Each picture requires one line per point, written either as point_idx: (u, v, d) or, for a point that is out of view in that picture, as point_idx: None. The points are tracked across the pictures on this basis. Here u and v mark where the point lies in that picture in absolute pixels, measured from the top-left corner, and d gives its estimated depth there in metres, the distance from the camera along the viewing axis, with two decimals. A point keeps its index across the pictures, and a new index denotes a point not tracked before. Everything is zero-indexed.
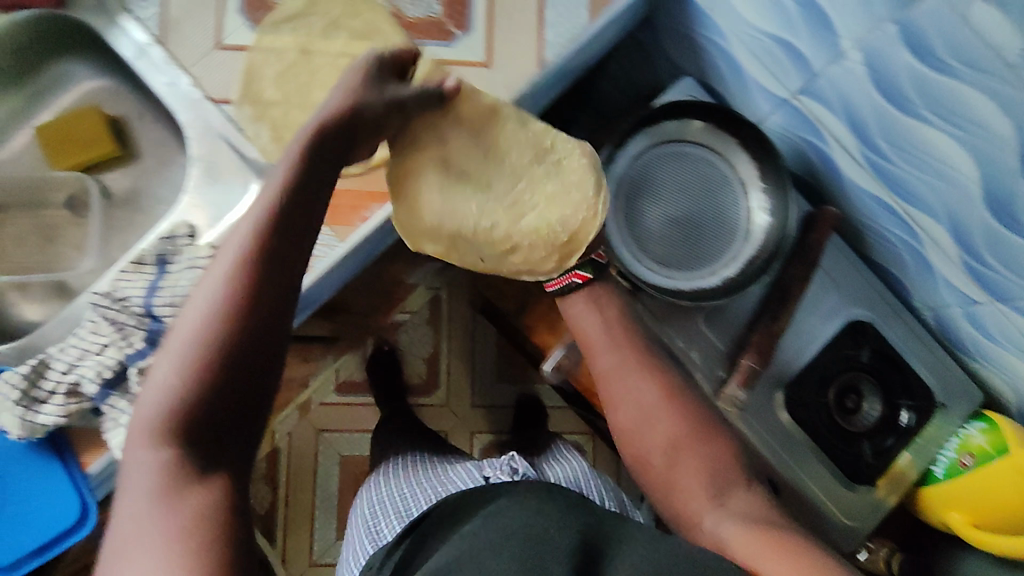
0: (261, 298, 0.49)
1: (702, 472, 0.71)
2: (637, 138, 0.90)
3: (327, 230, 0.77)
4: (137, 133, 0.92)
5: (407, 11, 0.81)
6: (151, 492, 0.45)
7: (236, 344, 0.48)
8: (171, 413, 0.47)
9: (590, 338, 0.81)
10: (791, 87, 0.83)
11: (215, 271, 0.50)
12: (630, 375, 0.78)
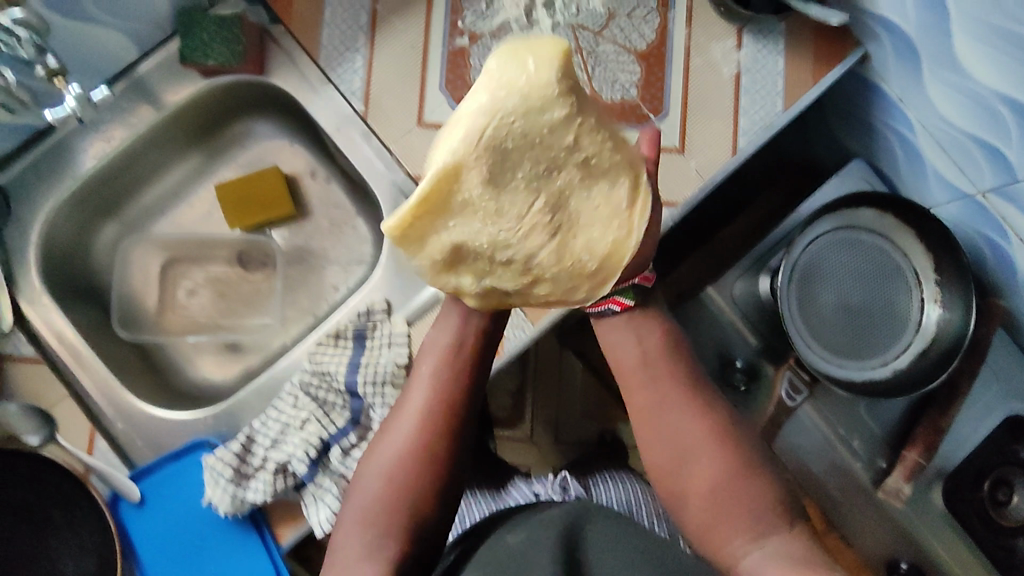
0: (443, 444, 0.65)
1: (722, 499, 0.61)
2: (825, 218, 0.89)
3: (519, 311, 0.78)
4: (310, 191, 0.93)
5: (604, 93, 0.82)
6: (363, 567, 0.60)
7: (422, 478, 0.64)
8: (382, 525, 0.62)
9: (634, 374, 0.67)
10: (981, 186, 0.81)
11: (407, 416, 0.65)
12: (670, 406, 0.65)
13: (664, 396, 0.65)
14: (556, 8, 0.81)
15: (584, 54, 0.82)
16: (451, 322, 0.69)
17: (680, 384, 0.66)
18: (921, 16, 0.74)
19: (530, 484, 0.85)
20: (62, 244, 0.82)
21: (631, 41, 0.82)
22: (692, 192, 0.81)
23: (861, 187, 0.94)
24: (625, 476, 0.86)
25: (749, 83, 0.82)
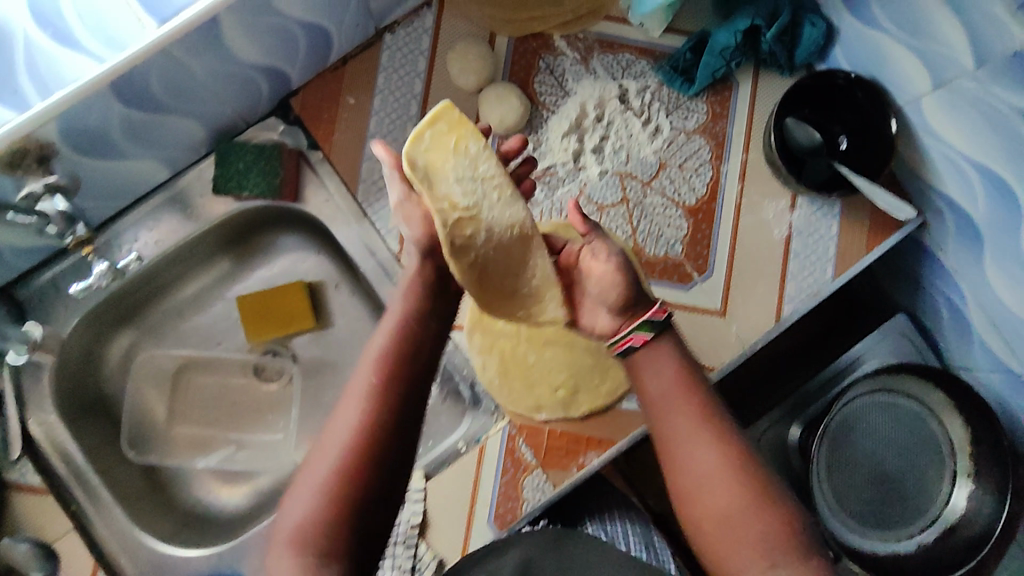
0: (398, 396, 0.51)
1: (723, 525, 0.49)
2: (859, 383, 0.87)
3: (540, 472, 0.75)
4: (332, 302, 0.89)
5: (648, 247, 0.78)
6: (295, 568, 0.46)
7: (371, 443, 0.49)
8: (319, 513, 0.47)
9: (654, 392, 0.54)
10: None
11: (357, 383, 0.52)
12: (689, 409, 0.53)
13: (701, 412, 0.52)
14: (605, 155, 0.78)
15: (631, 205, 0.78)
16: (409, 280, 0.58)
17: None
18: (991, 208, 0.70)
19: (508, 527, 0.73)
20: (75, 359, 0.80)
21: (681, 195, 0.79)
22: (730, 358, 0.77)
23: (910, 358, 0.89)
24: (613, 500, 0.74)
25: (800, 247, 0.78)
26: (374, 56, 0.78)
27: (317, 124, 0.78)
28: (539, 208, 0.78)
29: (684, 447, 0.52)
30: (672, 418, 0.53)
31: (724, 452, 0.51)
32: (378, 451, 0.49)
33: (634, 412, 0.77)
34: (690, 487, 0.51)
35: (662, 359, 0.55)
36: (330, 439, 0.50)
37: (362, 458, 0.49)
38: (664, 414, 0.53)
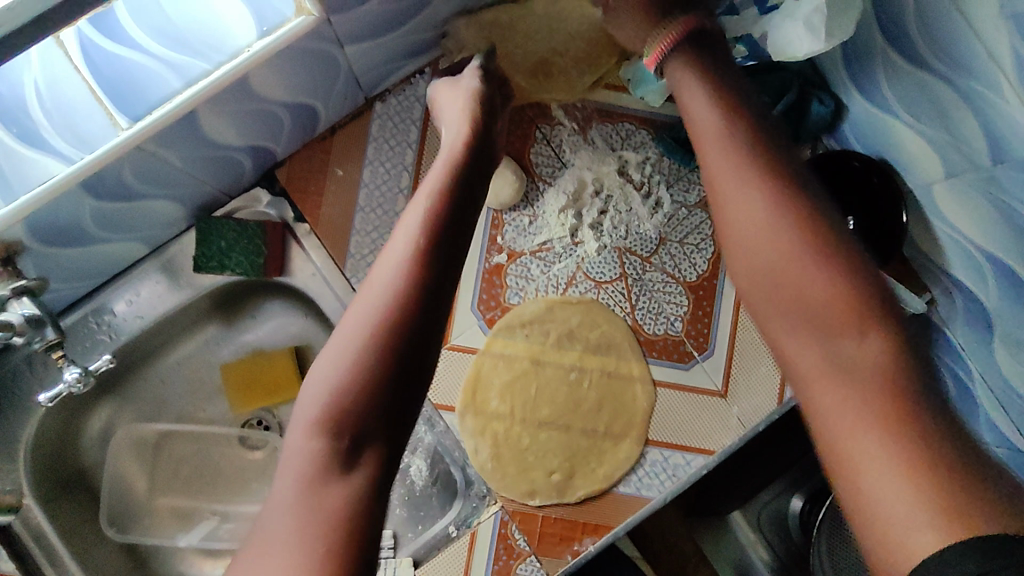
0: (443, 243, 0.50)
1: (795, 306, 0.41)
2: None
3: (534, 560, 0.72)
4: None
5: (646, 325, 0.76)
6: (303, 479, 0.43)
7: (405, 319, 0.46)
8: (344, 390, 0.44)
9: (706, 164, 0.46)
10: None
11: (407, 223, 0.51)
12: (760, 191, 0.43)
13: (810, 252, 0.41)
14: (604, 229, 0.76)
15: (630, 281, 0.76)
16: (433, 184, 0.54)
17: (806, 220, 0.42)
18: (1001, 299, 0.67)
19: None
20: (53, 436, 0.77)
21: (681, 271, 0.76)
22: (731, 442, 0.74)
23: None
24: None
25: None
26: (363, 126, 0.75)
27: (304, 196, 0.75)
28: (534, 283, 0.76)
29: (771, 305, 0.43)
30: (749, 231, 0.43)
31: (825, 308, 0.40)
32: (413, 313, 0.46)
33: (631, 497, 0.74)
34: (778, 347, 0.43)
35: (760, 171, 0.44)
36: (335, 352, 0.45)
37: (376, 366, 0.44)
38: (738, 239, 0.44)
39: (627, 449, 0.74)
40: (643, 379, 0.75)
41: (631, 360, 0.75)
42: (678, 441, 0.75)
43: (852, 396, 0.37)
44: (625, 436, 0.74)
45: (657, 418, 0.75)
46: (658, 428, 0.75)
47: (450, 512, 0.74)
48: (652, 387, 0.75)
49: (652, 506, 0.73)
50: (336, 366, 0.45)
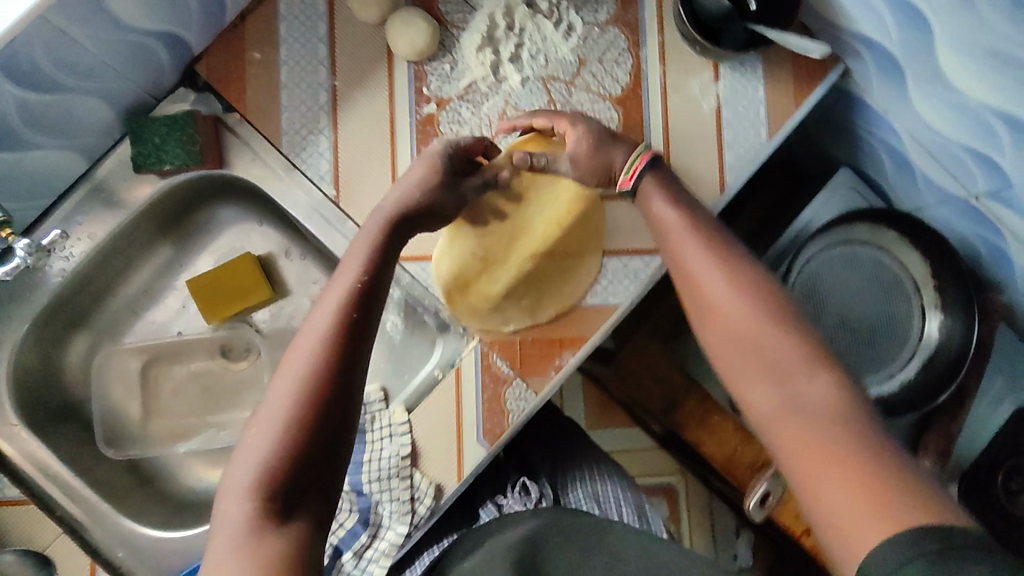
0: (370, 296, 0.58)
1: (759, 367, 0.54)
2: (818, 238, 0.90)
3: (520, 382, 0.75)
4: (285, 270, 0.88)
5: None
6: (275, 432, 0.50)
7: (335, 356, 0.53)
8: (316, 364, 0.53)
9: (675, 242, 0.63)
10: (974, 190, 0.80)
11: (351, 267, 0.59)
12: (711, 272, 0.60)
13: (708, 244, 0.61)
14: (524, 62, 0.79)
15: (558, 107, 0.79)
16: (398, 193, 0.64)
17: (709, 225, 0.64)
18: (901, 35, 0.71)
19: (500, 497, 0.85)
20: (34, 369, 0.78)
21: (605, 87, 0.79)
22: None
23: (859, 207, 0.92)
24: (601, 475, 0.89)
25: (731, 116, 0.80)
26: (271, 8, 0.77)
27: (227, 85, 0.77)
28: (468, 125, 0.78)
29: (708, 258, 0.60)
30: (689, 252, 0.62)
31: (733, 277, 0.59)
32: (342, 345, 0.54)
33: (599, 306, 0.77)
34: (697, 279, 0.60)
35: (664, 184, 0.67)
36: (306, 336, 0.55)
37: (345, 344, 0.54)
38: (683, 257, 0.62)
39: (587, 261, 0.77)
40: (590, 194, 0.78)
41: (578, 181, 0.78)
42: (633, 246, 0.78)
43: (739, 298, 0.57)
44: (582, 251, 0.78)
45: (611, 228, 0.78)
46: (613, 237, 0.78)
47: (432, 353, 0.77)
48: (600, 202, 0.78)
49: (621, 309, 0.76)
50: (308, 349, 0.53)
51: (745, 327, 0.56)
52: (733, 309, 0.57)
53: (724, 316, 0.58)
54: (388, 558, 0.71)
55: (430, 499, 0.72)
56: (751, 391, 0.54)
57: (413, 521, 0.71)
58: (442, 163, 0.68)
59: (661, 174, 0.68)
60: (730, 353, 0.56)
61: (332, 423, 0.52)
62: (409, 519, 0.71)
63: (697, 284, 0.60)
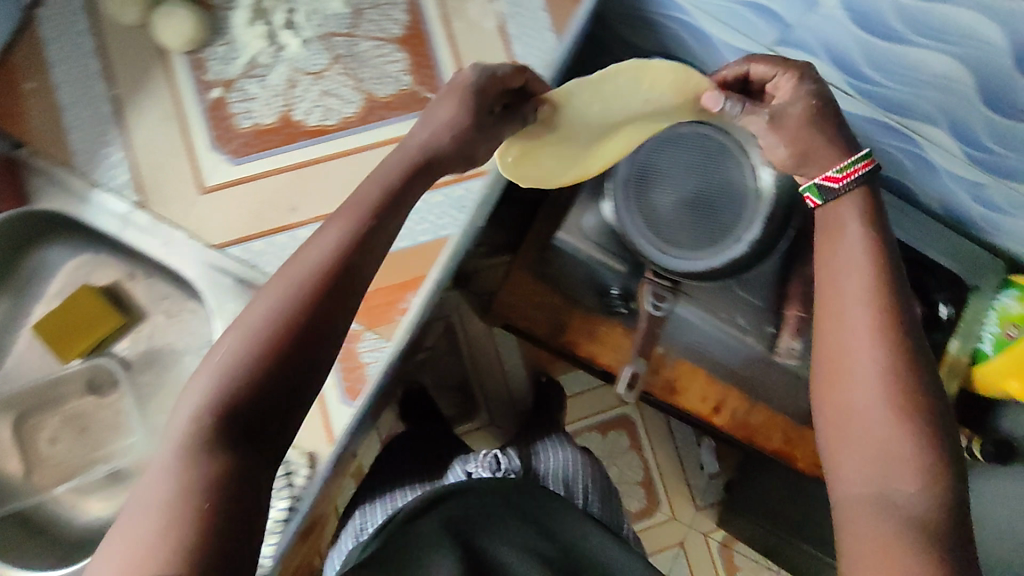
0: (368, 246, 0.50)
1: (839, 397, 0.53)
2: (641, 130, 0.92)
3: (371, 334, 0.77)
4: (132, 292, 0.88)
5: (378, 91, 0.79)
6: (221, 374, 0.44)
7: (307, 307, 0.46)
8: (291, 306, 0.46)
9: (829, 237, 0.59)
10: (768, 42, 0.86)
11: (355, 201, 0.52)
12: (851, 278, 0.56)
13: (866, 234, 0.57)
14: (301, 25, 0.79)
15: (345, 60, 0.79)
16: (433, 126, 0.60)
17: (881, 241, 0.57)
18: None
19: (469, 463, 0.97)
20: None
21: (386, 30, 0.80)
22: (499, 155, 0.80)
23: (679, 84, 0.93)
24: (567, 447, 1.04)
25: (517, 29, 0.82)
26: (31, 35, 0.76)
27: (5, 120, 0.76)
28: (258, 101, 0.78)
29: (849, 269, 0.56)
30: (839, 234, 0.58)
31: (896, 337, 0.53)
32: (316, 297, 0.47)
33: (432, 242, 0.78)
34: (838, 293, 0.56)
35: (851, 203, 0.59)
36: (281, 279, 0.48)
37: (322, 296, 0.47)
38: (827, 249, 0.59)
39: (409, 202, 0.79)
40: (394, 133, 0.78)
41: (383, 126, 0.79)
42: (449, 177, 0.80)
43: (864, 343, 0.53)
44: None
45: None
46: None
47: None
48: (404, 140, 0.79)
49: (452, 240, 0.78)
50: (280, 291, 0.47)
51: (871, 390, 0.51)
52: (894, 371, 0.51)
53: (855, 358, 0.53)
54: (275, 534, 0.74)
55: (305, 468, 0.76)
56: (845, 443, 0.52)
57: (293, 492, 0.75)
58: (475, 96, 0.61)
59: (846, 196, 0.59)
60: (830, 389, 0.54)
61: (280, 379, 0.45)
62: (287, 492, 0.75)
63: (840, 303, 0.56)
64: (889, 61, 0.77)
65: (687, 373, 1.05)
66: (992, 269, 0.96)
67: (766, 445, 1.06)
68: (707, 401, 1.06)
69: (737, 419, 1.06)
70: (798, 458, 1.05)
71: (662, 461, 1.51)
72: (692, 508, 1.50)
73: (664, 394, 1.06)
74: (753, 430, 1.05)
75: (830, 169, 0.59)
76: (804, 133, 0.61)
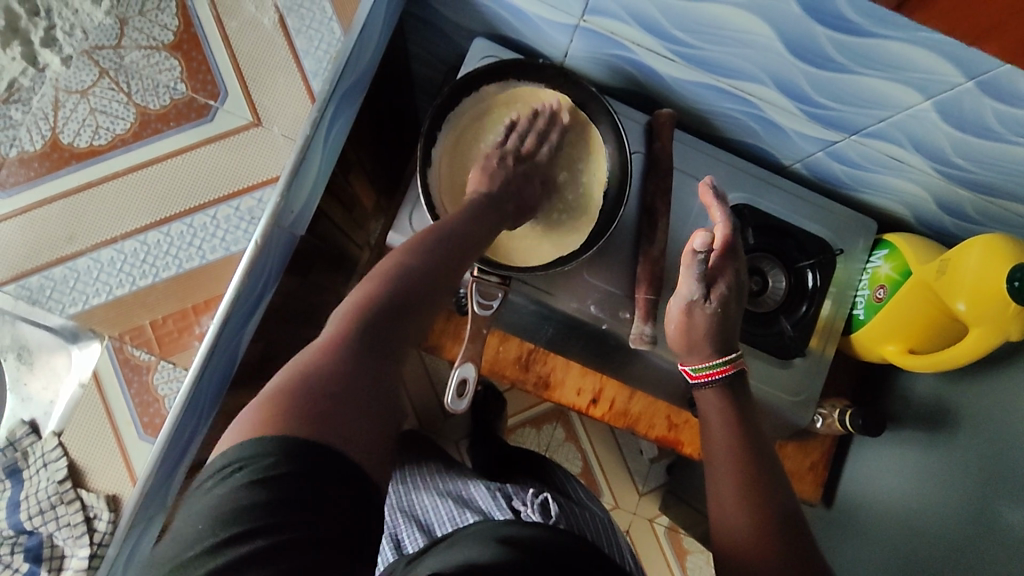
0: (383, 309, 0.56)
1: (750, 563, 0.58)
2: (445, 127, 0.88)
3: (165, 364, 0.72)
4: None
5: (151, 103, 0.75)
6: (329, 335, 0.53)
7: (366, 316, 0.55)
8: (352, 316, 0.55)
9: (712, 423, 0.71)
10: (576, 14, 0.81)
11: (385, 266, 0.61)
12: (733, 478, 0.64)
13: (743, 474, 0.64)
14: (61, 42, 0.75)
15: (112, 74, 0.75)
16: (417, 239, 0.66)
17: (738, 430, 0.68)
18: None
19: (507, 487, 0.78)
20: None
21: (155, 37, 0.75)
22: (288, 157, 0.75)
23: (506, 59, 0.87)
24: (591, 501, 0.81)
25: (297, 22, 0.76)
26: None
27: None
28: (23, 127, 0.74)
29: (725, 429, 0.69)
30: (718, 455, 0.67)
31: (752, 483, 0.63)
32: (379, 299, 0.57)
33: (224, 259, 0.73)
34: (714, 450, 0.68)
35: (695, 349, 0.76)
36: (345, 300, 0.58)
37: (370, 321, 0.55)
38: (709, 424, 0.71)
39: (198, 217, 0.73)
40: (174, 151, 0.74)
41: (165, 142, 0.74)
42: (239, 188, 0.75)
43: (751, 482, 0.63)
44: (191, 209, 0.74)
45: (207, 176, 0.74)
46: (213, 187, 0.74)
47: (85, 363, 0.73)
48: (187, 155, 0.74)
49: (244, 254, 0.73)
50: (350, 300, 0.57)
51: (756, 537, 0.59)
52: (761, 513, 0.61)
53: (727, 496, 0.63)
54: None
55: (108, 512, 0.70)
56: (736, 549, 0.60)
57: (97, 540, 0.70)
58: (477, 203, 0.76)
59: (699, 348, 0.75)
60: (736, 523, 0.61)
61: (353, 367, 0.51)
62: (88, 539, 0.70)
63: (712, 457, 0.68)
64: (690, 20, 0.73)
65: (561, 367, 1.00)
66: (859, 231, 0.94)
67: (649, 433, 1.01)
68: (584, 393, 1.01)
69: (617, 409, 1.00)
70: (685, 443, 1.01)
71: (603, 452, 1.47)
72: (635, 495, 1.48)
73: (538, 389, 1.00)
74: (633, 419, 1.00)
75: (692, 365, 0.76)
76: (685, 333, 0.76)
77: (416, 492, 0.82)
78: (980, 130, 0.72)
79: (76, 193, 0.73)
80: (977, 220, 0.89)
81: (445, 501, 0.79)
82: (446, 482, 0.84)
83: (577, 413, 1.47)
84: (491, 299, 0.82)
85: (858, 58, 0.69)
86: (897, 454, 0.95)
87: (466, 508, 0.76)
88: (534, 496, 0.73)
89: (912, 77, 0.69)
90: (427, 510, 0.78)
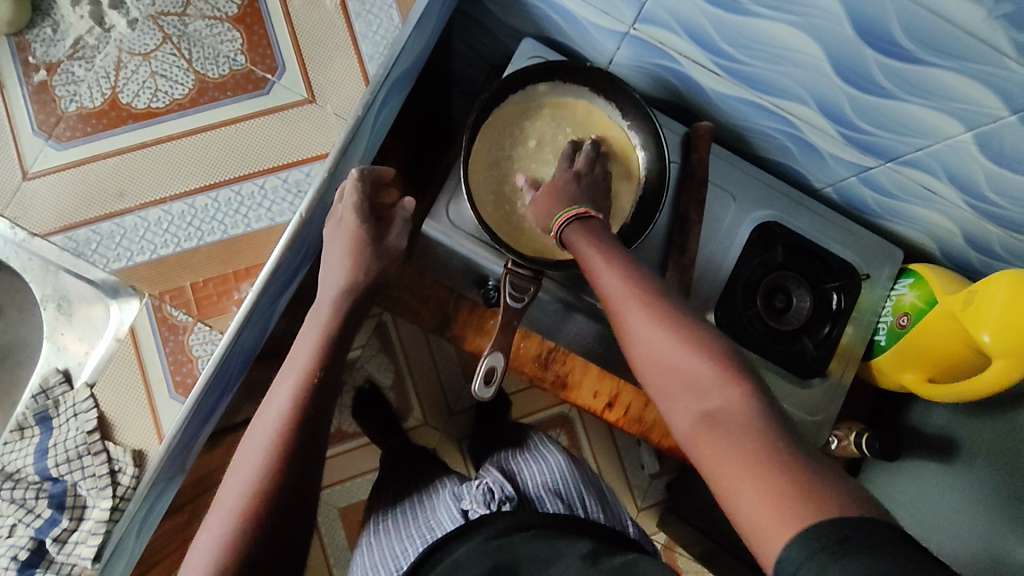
0: (298, 450, 0.60)
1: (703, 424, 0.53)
2: (490, 120, 0.89)
3: (201, 326, 0.73)
4: None
5: (210, 71, 0.76)
6: (238, 501, 0.56)
7: (285, 459, 0.59)
8: (265, 467, 0.58)
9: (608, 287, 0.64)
10: (627, 21, 0.82)
11: (276, 399, 0.63)
12: (650, 332, 0.59)
13: (658, 323, 0.59)
14: (129, 5, 0.77)
15: (175, 40, 0.76)
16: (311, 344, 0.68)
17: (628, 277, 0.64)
18: None
19: (458, 486, 0.85)
20: None
21: (220, 9, 0.77)
22: (337, 135, 0.77)
23: (553, 60, 0.89)
24: (547, 455, 0.89)
25: (358, 6, 0.78)
26: None
27: None
28: (84, 83, 0.76)
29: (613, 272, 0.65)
30: (627, 316, 0.62)
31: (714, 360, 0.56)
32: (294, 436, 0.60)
33: (268, 229, 0.75)
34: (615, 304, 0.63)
35: (577, 232, 0.71)
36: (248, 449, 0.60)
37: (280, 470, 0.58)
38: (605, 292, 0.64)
39: (246, 186, 0.75)
40: (229, 120, 0.76)
41: (221, 110, 0.76)
42: (288, 161, 0.76)
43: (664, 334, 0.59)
44: (240, 178, 0.75)
45: (259, 148, 0.76)
46: (264, 159, 0.76)
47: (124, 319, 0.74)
48: (243, 125, 0.76)
49: (287, 226, 0.74)
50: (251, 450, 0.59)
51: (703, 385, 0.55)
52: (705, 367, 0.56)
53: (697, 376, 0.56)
54: (96, 536, 0.72)
55: (132, 467, 0.72)
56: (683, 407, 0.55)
57: (119, 493, 0.72)
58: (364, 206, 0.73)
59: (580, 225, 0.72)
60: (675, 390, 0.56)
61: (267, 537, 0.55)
62: (111, 492, 0.72)
63: (620, 315, 0.62)
64: (741, 35, 0.75)
65: (580, 367, 1.01)
66: (885, 258, 0.95)
67: (661, 441, 1.01)
68: (600, 396, 1.02)
69: (632, 415, 1.01)
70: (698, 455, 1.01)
71: (604, 462, 1.47)
72: (634, 509, 1.48)
73: (556, 388, 1.01)
74: (648, 426, 1.01)
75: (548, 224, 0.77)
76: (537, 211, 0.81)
77: (379, 535, 0.84)
78: (1016, 165, 0.74)
79: (129, 152, 0.75)
80: (1002, 257, 0.90)
81: (407, 532, 0.81)
82: (407, 509, 0.87)
83: (583, 423, 1.47)
84: (522, 292, 0.82)
85: (905, 86, 0.71)
86: (908, 482, 0.95)
87: (426, 530, 0.78)
88: (477, 485, 0.80)
89: (956, 106, 0.70)
90: (391, 549, 0.79)
